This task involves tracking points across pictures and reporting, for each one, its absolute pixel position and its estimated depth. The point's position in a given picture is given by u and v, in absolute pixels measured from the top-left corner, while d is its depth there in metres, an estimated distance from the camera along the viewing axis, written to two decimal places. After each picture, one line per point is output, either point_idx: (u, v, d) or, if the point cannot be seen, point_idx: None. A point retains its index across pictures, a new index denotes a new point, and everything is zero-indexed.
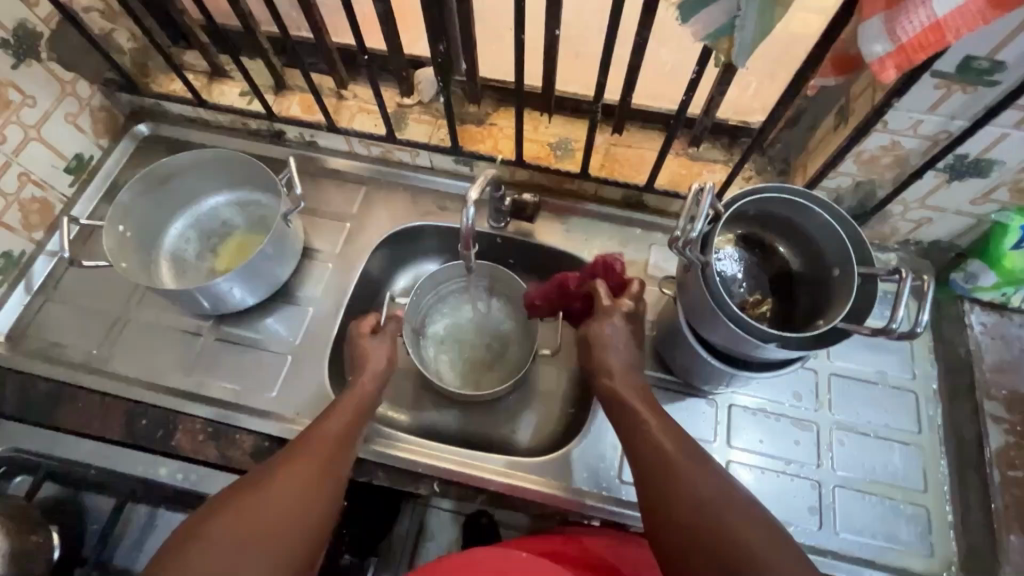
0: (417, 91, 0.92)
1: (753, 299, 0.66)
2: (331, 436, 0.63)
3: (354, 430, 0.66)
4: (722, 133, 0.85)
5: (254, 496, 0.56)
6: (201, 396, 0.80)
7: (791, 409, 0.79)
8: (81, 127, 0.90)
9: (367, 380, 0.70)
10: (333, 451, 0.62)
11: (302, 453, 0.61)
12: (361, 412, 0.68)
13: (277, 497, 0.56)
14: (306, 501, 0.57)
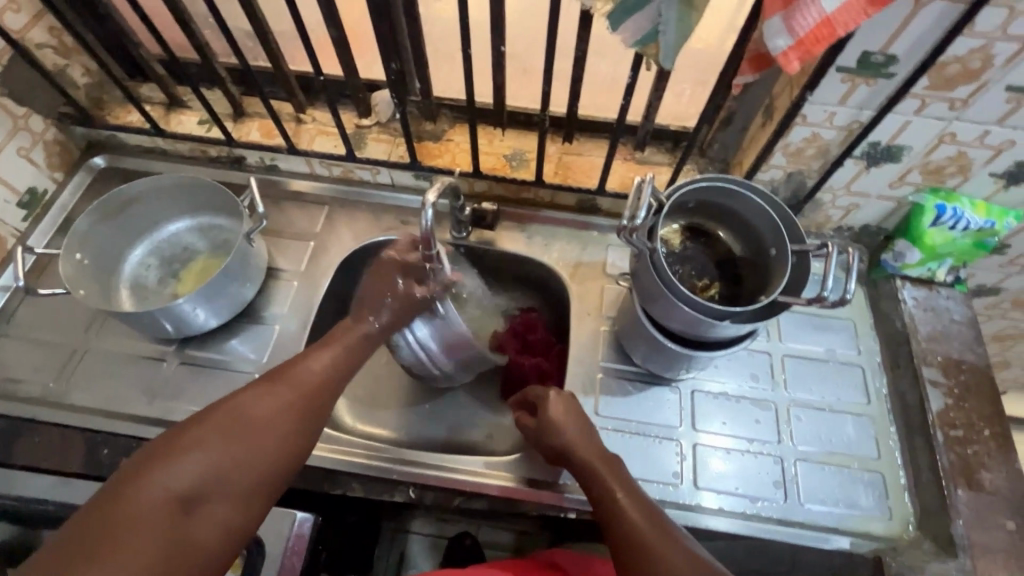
0: (375, 112, 0.95)
1: (702, 283, 0.70)
2: (320, 372, 0.65)
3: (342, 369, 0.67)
4: (665, 138, 0.91)
5: (235, 419, 0.57)
6: (165, 420, 0.78)
7: (750, 391, 0.82)
8: (34, 161, 0.90)
9: (365, 328, 0.70)
10: (321, 387, 0.64)
11: (293, 383, 0.62)
12: (357, 349, 0.69)
13: (263, 422, 0.58)
14: (290, 430, 0.59)
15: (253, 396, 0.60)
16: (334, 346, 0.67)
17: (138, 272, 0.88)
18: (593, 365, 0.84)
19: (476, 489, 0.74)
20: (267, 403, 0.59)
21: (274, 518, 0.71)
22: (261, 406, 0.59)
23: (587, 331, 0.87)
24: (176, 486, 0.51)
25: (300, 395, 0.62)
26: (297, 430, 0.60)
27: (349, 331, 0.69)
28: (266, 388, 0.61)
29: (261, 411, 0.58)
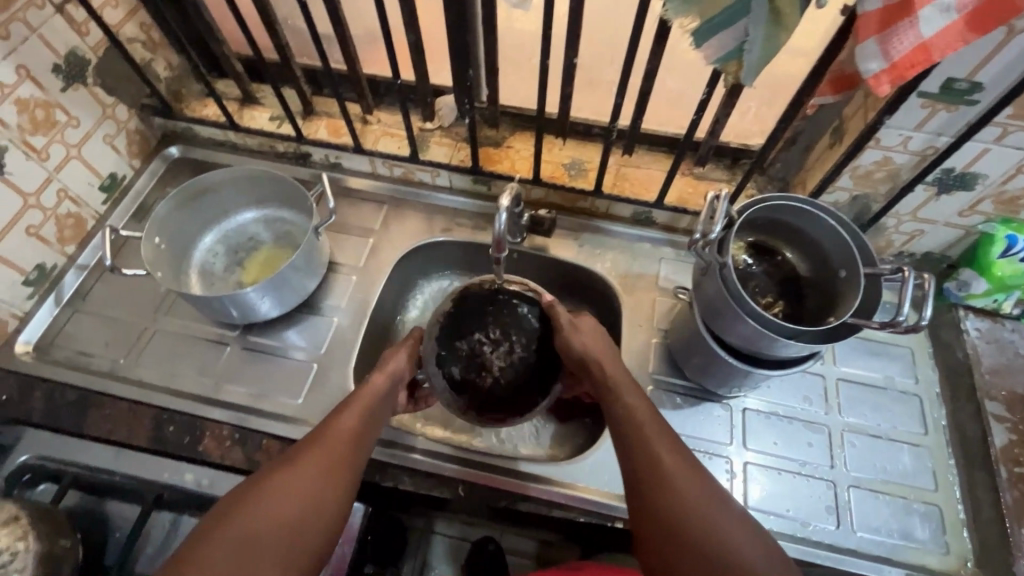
0: (438, 116, 0.97)
1: (766, 300, 0.70)
2: (346, 430, 0.64)
3: (368, 423, 0.66)
4: (725, 155, 0.91)
5: (266, 497, 0.56)
6: (226, 402, 0.81)
7: (803, 413, 0.82)
8: (117, 148, 0.95)
9: (378, 381, 0.70)
10: (351, 442, 0.63)
11: (319, 444, 0.62)
12: (379, 402, 0.69)
13: (295, 489, 0.58)
14: (327, 490, 0.59)
15: (281, 466, 0.60)
16: (355, 402, 0.67)
17: (205, 258, 0.92)
18: (643, 376, 0.84)
19: (524, 491, 0.75)
20: (296, 469, 0.59)
21: None
22: (290, 474, 0.59)
23: (638, 342, 0.87)
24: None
25: (329, 455, 0.61)
26: (329, 493, 0.59)
27: (364, 391, 0.68)
28: (294, 457, 0.61)
29: (291, 479, 0.58)
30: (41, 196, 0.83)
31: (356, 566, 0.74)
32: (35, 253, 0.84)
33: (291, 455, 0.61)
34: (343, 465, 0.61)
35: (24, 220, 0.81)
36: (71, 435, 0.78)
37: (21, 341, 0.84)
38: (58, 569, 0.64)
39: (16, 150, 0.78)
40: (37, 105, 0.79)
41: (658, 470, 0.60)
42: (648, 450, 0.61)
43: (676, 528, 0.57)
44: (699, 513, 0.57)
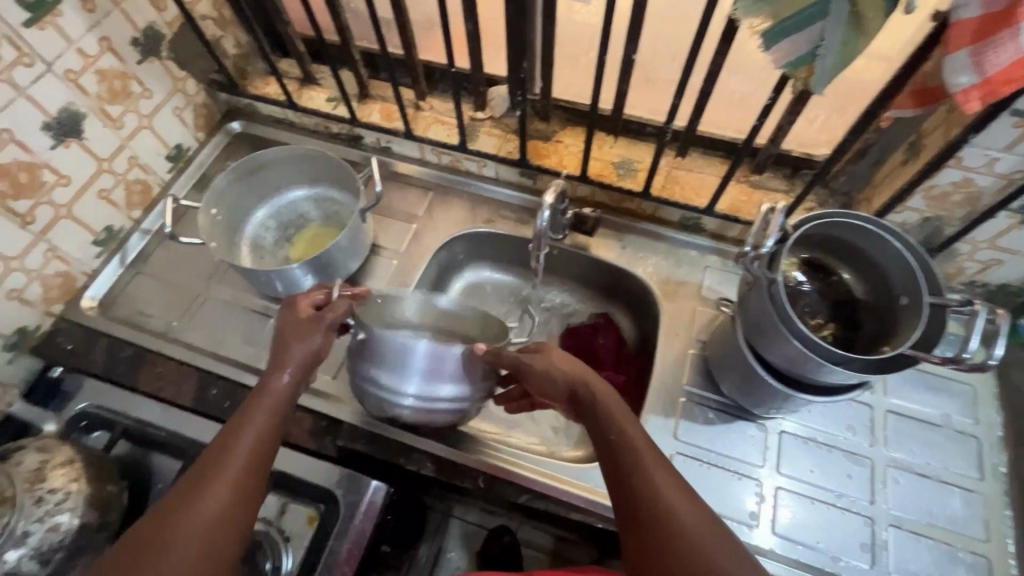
0: (490, 106, 0.97)
1: (815, 322, 0.66)
2: (244, 451, 0.55)
3: (270, 438, 0.57)
4: (785, 164, 0.87)
5: (158, 541, 0.48)
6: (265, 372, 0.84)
7: (844, 443, 0.77)
8: (184, 120, 0.99)
9: (276, 386, 0.60)
10: (250, 468, 0.54)
11: (214, 474, 0.53)
12: (284, 411, 0.60)
13: (188, 536, 0.49)
14: (225, 524, 0.51)
15: (172, 510, 0.51)
16: (252, 418, 0.57)
17: (257, 233, 0.96)
18: (676, 387, 0.82)
19: (543, 490, 0.75)
20: (189, 510, 0.50)
21: (352, 481, 0.75)
22: (179, 519, 0.50)
23: (673, 352, 0.85)
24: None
25: (230, 481, 0.53)
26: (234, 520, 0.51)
27: (259, 405, 0.58)
28: (184, 496, 0.51)
29: (182, 524, 0.49)
30: (113, 162, 0.88)
31: (374, 544, 0.76)
32: (104, 215, 0.90)
33: (179, 497, 0.52)
34: (245, 493, 0.53)
35: (97, 183, 0.86)
36: (127, 388, 0.82)
37: (88, 296, 0.89)
38: (106, 512, 0.68)
39: (94, 118, 0.83)
40: (114, 76, 0.84)
41: (641, 485, 0.54)
42: (636, 465, 0.56)
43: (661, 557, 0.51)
44: (687, 534, 0.51)
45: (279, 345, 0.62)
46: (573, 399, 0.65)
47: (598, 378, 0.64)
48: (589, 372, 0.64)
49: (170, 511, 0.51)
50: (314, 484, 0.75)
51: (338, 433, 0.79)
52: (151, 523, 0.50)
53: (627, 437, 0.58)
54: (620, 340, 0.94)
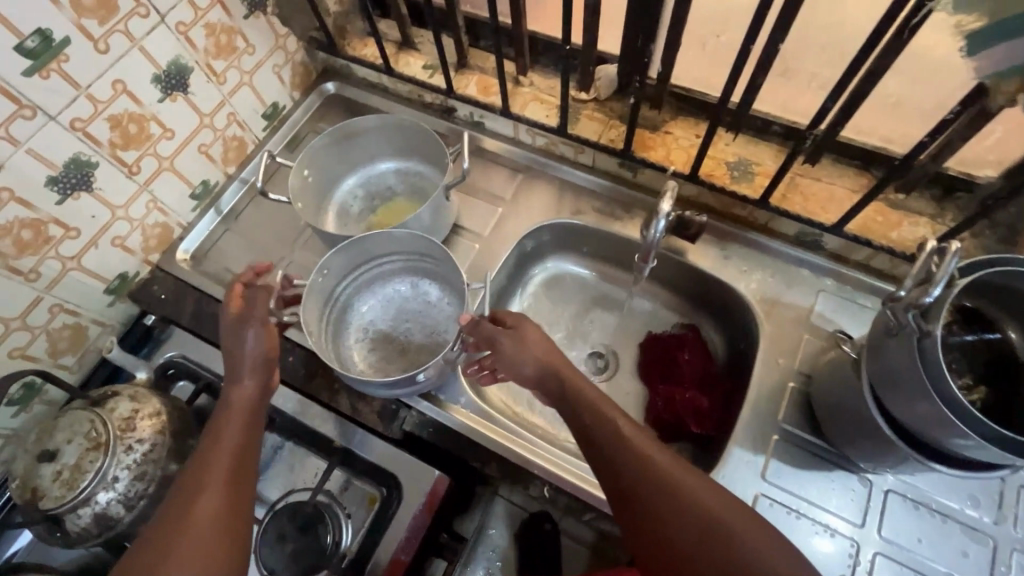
0: (595, 88, 0.89)
1: (965, 383, 0.56)
2: (227, 456, 0.58)
3: (246, 445, 0.60)
4: (937, 184, 0.75)
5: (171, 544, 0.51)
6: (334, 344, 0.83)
7: (963, 515, 0.68)
8: (282, 79, 0.98)
9: (240, 395, 0.63)
10: (232, 474, 0.57)
11: (201, 485, 0.55)
12: (255, 415, 0.63)
13: (186, 542, 0.51)
14: (221, 523, 0.53)
15: (165, 529, 0.52)
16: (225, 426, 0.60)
17: (344, 201, 0.94)
18: (768, 422, 0.74)
19: (611, 512, 0.70)
20: (184, 521, 0.52)
21: (417, 467, 0.74)
22: (172, 534, 0.52)
23: (769, 381, 0.77)
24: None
25: (219, 486, 0.56)
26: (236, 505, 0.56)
27: (228, 417, 0.61)
28: (173, 514, 0.53)
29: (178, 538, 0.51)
30: (213, 117, 0.88)
31: (432, 534, 0.75)
32: (202, 170, 0.91)
33: (173, 508, 0.54)
34: (235, 495, 0.56)
35: (198, 138, 0.87)
36: (212, 344, 0.84)
37: (183, 248, 0.92)
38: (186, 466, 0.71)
39: (200, 72, 0.83)
40: (222, 30, 0.83)
41: (640, 466, 0.56)
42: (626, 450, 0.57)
43: (673, 540, 0.53)
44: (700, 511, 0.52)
45: (235, 352, 0.64)
46: (545, 388, 0.66)
47: (569, 366, 0.65)
48: (553, 359, 0.65)
49: (162, 530, 0.52)
50: (379, 466, 0.74)
51: (406, 417, 0.78)
52: (145, 542, 0.52)
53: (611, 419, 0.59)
54: (708, 357, 0.87)
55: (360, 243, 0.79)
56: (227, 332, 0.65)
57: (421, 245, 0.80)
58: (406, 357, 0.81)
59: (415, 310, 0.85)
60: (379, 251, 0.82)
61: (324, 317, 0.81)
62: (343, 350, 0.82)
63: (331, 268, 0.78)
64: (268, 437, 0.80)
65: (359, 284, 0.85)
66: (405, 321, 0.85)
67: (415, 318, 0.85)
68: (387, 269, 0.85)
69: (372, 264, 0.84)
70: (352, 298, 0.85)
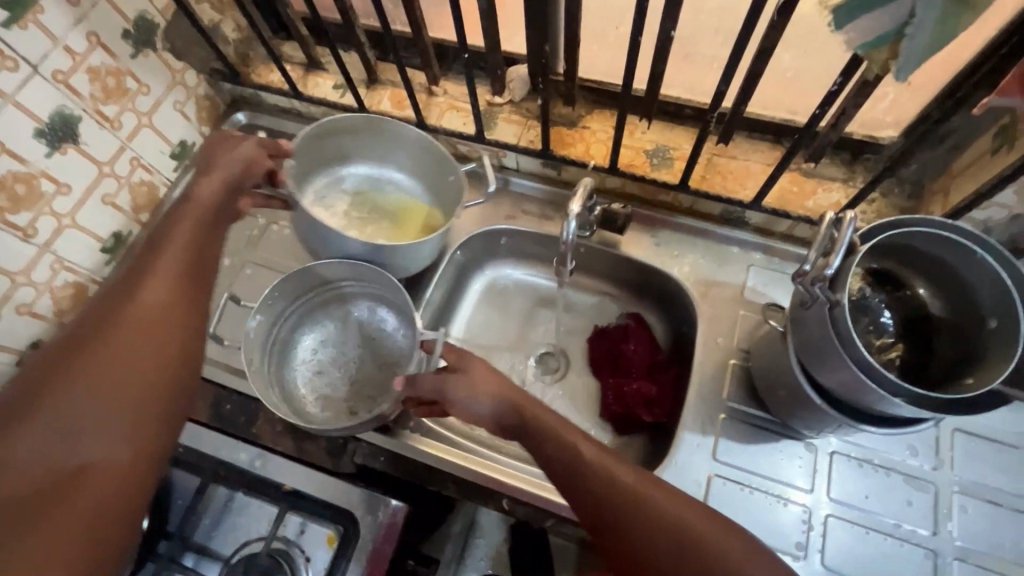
0: (509, 90, 0.89)
1: (882, 344, 0.58)
2: (176, 262, 0.57)
3: (195, 245, 0.60)
4: (844, 149, 0.77)
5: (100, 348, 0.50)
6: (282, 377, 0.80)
7: (905, 465, 0.70)
8: (187, 115, 0.94)
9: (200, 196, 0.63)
10: (179, 282, 0.56)
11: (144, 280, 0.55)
12: (214, 221, 0.63)
13: (121, 336, 0.51)
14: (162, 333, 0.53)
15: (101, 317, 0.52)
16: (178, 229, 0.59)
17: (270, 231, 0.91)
18: (715, 402, 0.75)
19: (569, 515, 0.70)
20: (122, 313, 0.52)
21: (371, 498, 0.72)
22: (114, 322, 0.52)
23: (712, 360, 0.78)
24: (56, 459, 0.45)
25: (166, 287, 0.55)
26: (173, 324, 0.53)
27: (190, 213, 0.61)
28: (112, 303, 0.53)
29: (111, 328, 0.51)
30: (114, 165, 0.84)
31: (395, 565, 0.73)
32: (111, 221, 0.86)
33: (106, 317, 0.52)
34: (184, 293, 0.56)
35: (100, 188, 0.82)
36: None
37: None
38: None
39: (90, 119, 0.78)
40: (108, 73, 0.78)
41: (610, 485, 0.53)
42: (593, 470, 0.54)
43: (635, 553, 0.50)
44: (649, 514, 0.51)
45: (213, 163, 0.67)
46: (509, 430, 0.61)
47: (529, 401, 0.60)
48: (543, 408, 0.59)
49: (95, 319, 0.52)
50: (332, 504, 0.72)
51: (355, 448, 0.76)
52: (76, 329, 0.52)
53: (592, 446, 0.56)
54: (654, 345, 0.87)
55: (293, 275, 0.77)
56: (205, 161, 0.68)
57: (362, 271, 0.79)
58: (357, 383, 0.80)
59: (362, 337, 0.83)
60: (322, 279, 0.81)
61: (265, 358, 0.78)
62: (294, 389, 0.79)
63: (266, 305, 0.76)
64: (214, 492, 0.75)
65: (299, 318, 0.82)
66: (357, 350, 0.83)
67: (367, 345, 0.83)
68: (327, 300, 0.84)
69: (313, 295, 0.82)
70: (293, 335, 0.82)
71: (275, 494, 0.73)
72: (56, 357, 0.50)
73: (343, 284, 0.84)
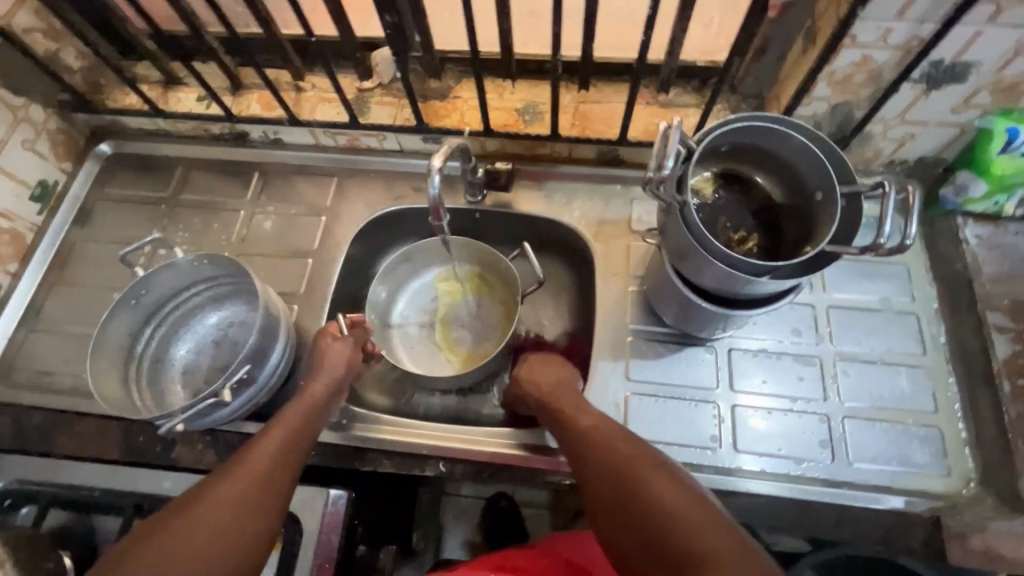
0: (376, 73, 0.90)
1: (738, 237, 0.64)
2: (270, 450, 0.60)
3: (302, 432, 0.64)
4: (691, 76, 0.83)
5: (191, 520, 0.52)
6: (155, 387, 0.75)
7: (792, 346, 0.77)
8: (41, 153, 0.88)
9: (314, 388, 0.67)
10: (269, 470, 0.58)
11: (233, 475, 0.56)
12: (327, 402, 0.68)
13: (205, 517, 0.52)
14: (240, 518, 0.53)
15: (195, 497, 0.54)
16: (281, 422, 0.63)
17: (153, 256, 0.87)
18: (621, 329, 0.80)
19: (505, 462, 0.73)
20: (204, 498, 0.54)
21: (310, 493, 0.71)
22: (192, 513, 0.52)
23: (614, 292, 0.82)
24: None
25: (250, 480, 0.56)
26: (256, 516, 0.54)
27: (295, 402, 0.66)
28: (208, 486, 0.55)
29: (202, 509, 0.53)
30: None
31: (348, 553, 0.73)
32: None
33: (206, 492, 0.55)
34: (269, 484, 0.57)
35: None
36: (46, 455, 0.75)
37: None
38: None
39: None
40: None
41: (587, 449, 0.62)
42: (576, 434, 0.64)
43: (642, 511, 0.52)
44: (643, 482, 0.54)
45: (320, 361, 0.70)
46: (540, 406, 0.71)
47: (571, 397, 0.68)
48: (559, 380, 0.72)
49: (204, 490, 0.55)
50: None
51: None
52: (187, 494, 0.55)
53: (582, 413, 0.65)
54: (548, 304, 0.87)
55: (146, 282, 0.70)
56: (316, 359, 0.70)
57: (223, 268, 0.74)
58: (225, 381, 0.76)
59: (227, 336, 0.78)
60: (180, 282, 0.74)
61: (140, 330, 0.74)
62: (162, 369, 0.76)
63: (159, 277, 0.71)
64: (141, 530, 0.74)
65: (200, 300, 0.78)
66: (226, 349, 0.78)
67: (237, 344, 0.78)
68: (209, 294, 0.78)
69: (222, 283, 0.78)
70: (190, 314, 0.78)
71: None
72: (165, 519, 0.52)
73: (224, 277, 0.77)
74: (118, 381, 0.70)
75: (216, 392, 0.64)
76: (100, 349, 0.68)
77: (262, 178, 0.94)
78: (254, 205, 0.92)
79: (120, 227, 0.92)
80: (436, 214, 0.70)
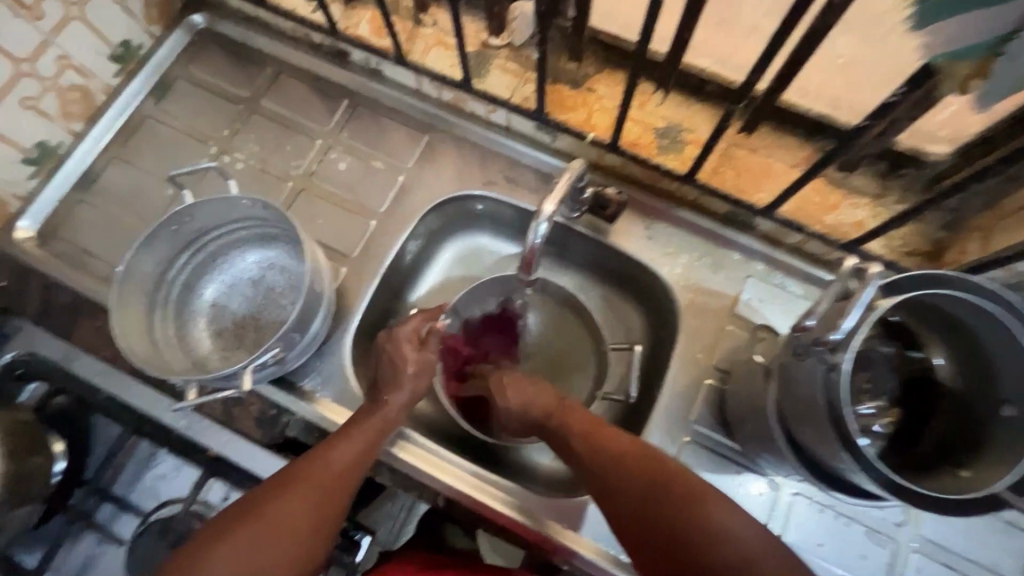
0: (509, 31, 0.75)
1: (876, 409, 0.52)
2: (334, 470, 0.59)
3: (368, 454, 0.61)
4: (883, 159, 0.66)
5: (270, 508, 0.55)
6: (184, 317, 0.70)
7: (867, 516, 0.65)
8: (131, 10, 0.79)
9: (387, 412, 0.63)
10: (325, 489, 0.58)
11: (305, 482, 0.57)
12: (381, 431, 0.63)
13: (276, 520, 0.55)
14: (298, 535, 0.55)
15: (254, 504, 0.55)
16: (355, 435, 0.61)
17: (210, 177, 0.79)
18: (680, 422, 0.69)
19: (505, 522, 0.67)
20: (268, 508, 0.55)
21: None
22: (257, 516, 0.54)
23: (688, 377, 0.71)
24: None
25: (310, 498, 0.57)
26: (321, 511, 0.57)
27: (370, 413, 0.63)
28: (264, 497, 0.56)
29: (277, 502, 0.55)
30: (38, 63, 0.71)
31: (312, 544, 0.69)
32: (35, 129, 0.75)
33: (283, 484, 0.57)
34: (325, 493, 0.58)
35: (18, 90, 0.70)
36: (64, 341, 0.73)
37: (23, 226, 0.77)
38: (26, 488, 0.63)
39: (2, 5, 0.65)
40: None
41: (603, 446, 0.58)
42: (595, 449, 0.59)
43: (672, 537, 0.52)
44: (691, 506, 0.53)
45: (396, 387, 0.65)
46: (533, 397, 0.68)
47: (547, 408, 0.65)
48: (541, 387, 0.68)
49: (277, 487, 0.56)
50: (257, 476, 0.68)
51: (288, 422, 0.70)
52: (257, 496, 0.56)
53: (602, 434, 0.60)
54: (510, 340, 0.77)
55: (184, 212, 0.63)
56: (384, 375, 0.66)
57: (274, 213, 0.66)
58: (251, 333, 0.71)
59: (266, 284, 0.72)
60: (225, 215, 0.67)
61: (176, 256, 0.68)
62: (191, 301, 0.71)
63: (208, 208, 0.65)
64: (137, 444, 0.74)
65: (245, 236, 0.71)
66: (262, 297, 0.72)
67: (272, 296, 0.72)
68: (254, 234, 0.71)
69: (271, 227, 0.70)
70: (232, 246, 0.72)
71: (197, 458, 0.69)
72: (246, 511, 0.55)
73: (270, 222, 0.69)
74: (142, 305, 0.65)
75: (239, 374, 0.59)
76: (132, 271, 0.63)
77: (351, 108, 0.83)
78: (332, 138, 0.82)
79: (191, 116, 0.84)
80: (527, 265, 0.63)
